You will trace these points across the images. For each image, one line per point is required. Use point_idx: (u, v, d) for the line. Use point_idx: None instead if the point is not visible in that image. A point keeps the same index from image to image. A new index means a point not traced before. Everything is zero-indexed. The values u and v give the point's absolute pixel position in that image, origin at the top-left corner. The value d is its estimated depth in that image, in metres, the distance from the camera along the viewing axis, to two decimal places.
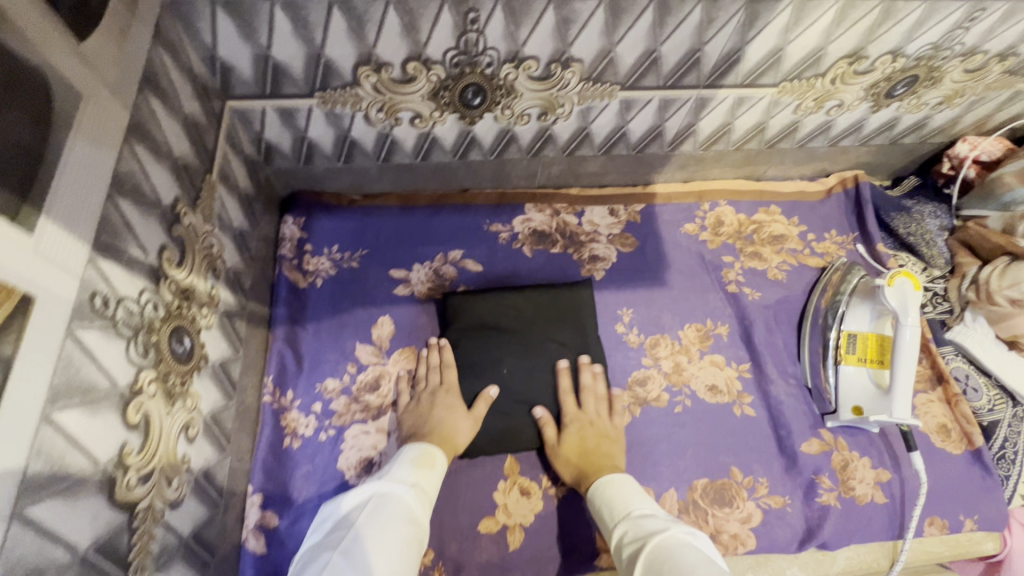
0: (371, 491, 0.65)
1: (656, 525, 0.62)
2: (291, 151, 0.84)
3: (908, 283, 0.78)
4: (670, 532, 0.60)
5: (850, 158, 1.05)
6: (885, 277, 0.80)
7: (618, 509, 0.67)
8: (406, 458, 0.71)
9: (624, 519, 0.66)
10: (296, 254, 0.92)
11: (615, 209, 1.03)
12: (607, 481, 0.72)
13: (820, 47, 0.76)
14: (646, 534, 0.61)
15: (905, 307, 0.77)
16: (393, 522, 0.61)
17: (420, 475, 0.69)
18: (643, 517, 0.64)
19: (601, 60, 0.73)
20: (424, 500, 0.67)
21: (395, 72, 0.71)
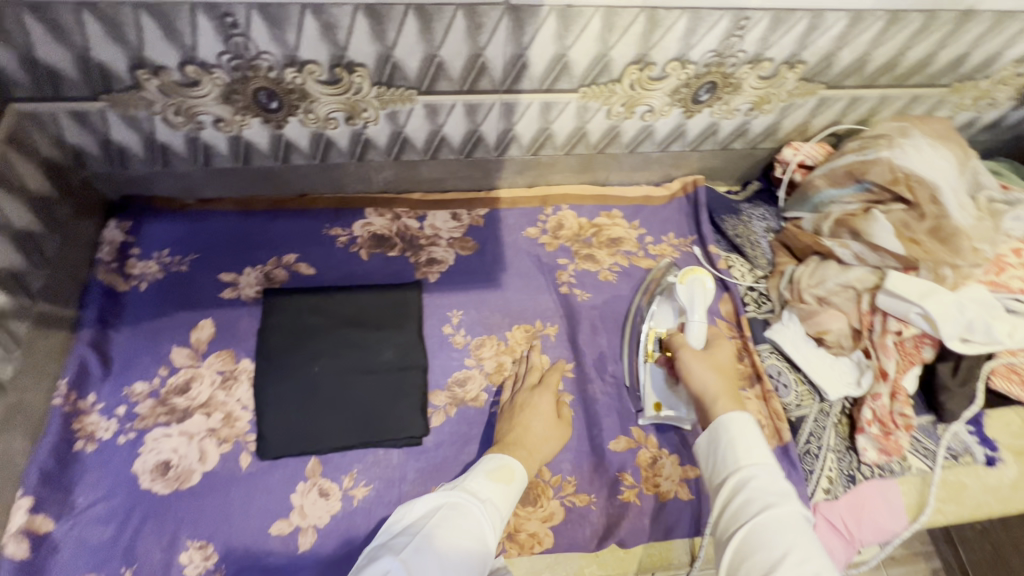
0: (447, 499, 0.66)
1: (780, 488, 0.60)
2: (102, 154, 0.85)
3: (698, 278, 0.83)
4: (793, 508, 0.58)
5: (689, 164, 1.08)
6: (680, 276, 0.84)
7: (745, 454, 0.64)
8: (482, 469, 0.72)
9: (741, 467, 0.63)
10: (118, 258, 0.92)
11: (457, 213, 1.05)
12: (743, 417, 0.67)
13: (603, 53, 0.79)
14: (775, 497, 0.59)
15: (694, 300, 0.82)
16: (466, 534, 0.62)
17: (499, 490, 0.70)
18: (773, 476, 0.62)
19: (384, 65, 0.75)
20: (494, 517, 0.67)
21: (176, 75, 0.73)
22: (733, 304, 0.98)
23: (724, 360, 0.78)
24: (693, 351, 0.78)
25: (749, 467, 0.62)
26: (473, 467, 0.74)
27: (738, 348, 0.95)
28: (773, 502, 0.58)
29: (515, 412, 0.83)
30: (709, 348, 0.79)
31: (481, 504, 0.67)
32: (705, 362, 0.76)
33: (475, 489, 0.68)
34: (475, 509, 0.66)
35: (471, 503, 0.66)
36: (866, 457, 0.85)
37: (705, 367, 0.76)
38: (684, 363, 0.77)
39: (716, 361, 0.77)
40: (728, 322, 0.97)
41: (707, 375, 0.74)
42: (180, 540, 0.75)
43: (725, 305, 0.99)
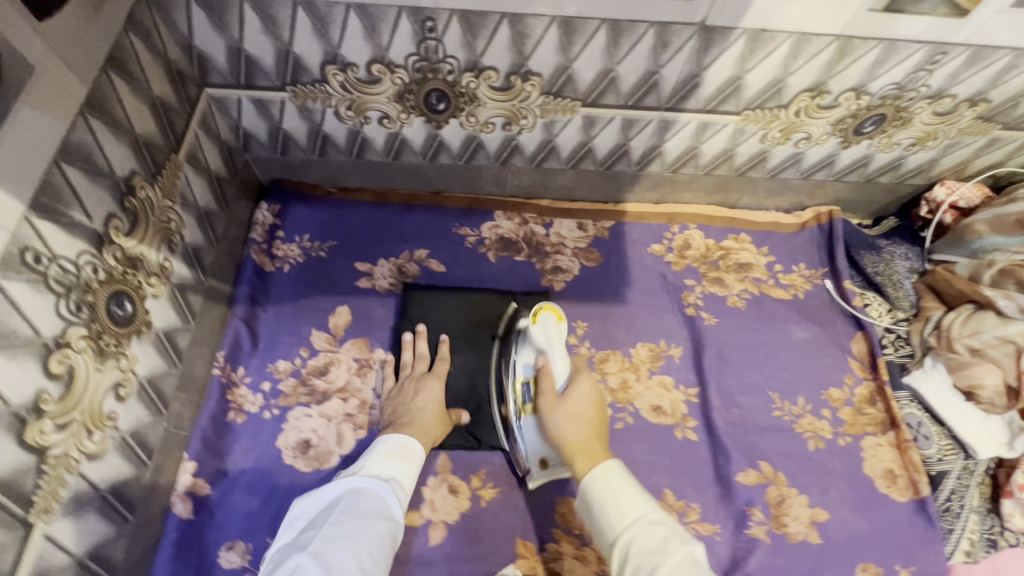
0: (343, 490, 0.69)
1: (660, 541, 0.57)
2: (267, 140, 0.88)
3: (551, 316, 0.78)
4: (678, 561, 0.54)
5: (826, 193, 1.05)
6: (533, 315, 0.77)
7: (630, 509, 0.60)
8: (380, 451, 0.74)
9: (626, 527, 0.59)
10: (267, 239, 0.96)
11: (583, 223, 1.05)
12: (616, 470, 0.63)
13: (780, 79, 0.77)
14: (657, 553, 0.56)
15: (552, 341, 0.77)
16: (370, 518, 0.65)
17: (401, 470, 0.72)
18: (654, 527, 0.58)
19: (559, 75, 0.76)
20: (399, 495, 0.70)
21: (361, 72, 0.75)
22: (868, 344, 0.94)
23: (591, 411, 0.73)
24: (550, 403, 0.74)
25: (633, 521, 0.59)
26: (371, 447, 0.76)
27: (872, 392, 0.92)
28: (673, 551, 0.55)
29: (404, 399, 0.82)
30: (566, 391, 0.74)
31: (384, 485, 0.70)
32: (569, 412, 0.73)
33: (375, 471, 0.71)
34: (372, 491, 0.69)
35: (375, 487, 0.69)
36: (1012, 523, 0.81)
37: (572, 417, 0.72)
38: (552, 417, 0.72)
39: (576, 410, 0.73)
40: (861, 362, 0.94)
41: (583, 426, 0.71)
42: None
43: (858, 344, 0.95)
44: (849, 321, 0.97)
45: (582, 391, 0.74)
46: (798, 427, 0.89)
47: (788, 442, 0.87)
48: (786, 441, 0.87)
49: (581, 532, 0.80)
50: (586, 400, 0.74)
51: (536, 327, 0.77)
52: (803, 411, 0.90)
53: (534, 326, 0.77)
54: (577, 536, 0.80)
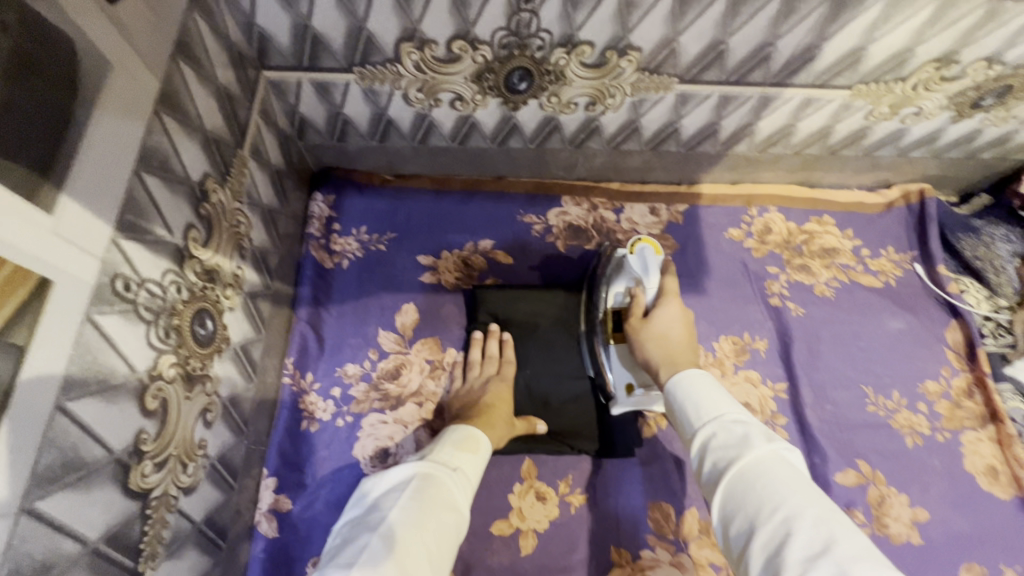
0: (415, 471, 0.58)
1: (740, 437, 0.52)
2: (325, 126, 0.81)
3: (650, 248, 0.74)
4: (758, 457, 0.50)
5: (917, 170, 0.97)
6: (629, 244, 0.74)
7: (706, 409, 0.57)
8: (449, 439, 0.64)
9: (703, 425, 0.56)
10: (324, 233, 0.90)
11: (656, 207, 0.98)
12: (694, 375, 0.61)
13: (908, 48, 0.68)
14: (736, 448, 0.51)
15: (651, 268, 0.73)
16: (444, 512, 0.55)
17: (469, 461, 0.63)
18: (735, 425, 0.54)
19: (662, 49, 0.67)
20: (465, 487, 0.60)
21: (440, 50, 0.67)
22: (965, 333, 0.90)
23: (675, 336, 0.70)
24: (636, 325, 0.72)
25: (709, 420, 0.55)
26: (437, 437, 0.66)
27: (969, 383, 0.87)
28: (755, 446, 0.51)
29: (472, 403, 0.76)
30: (656, 315, 0.71)
31: (452, 475, 0.59)
32: (657, 332, 0.70)
33: (443, 460, 0.61)
34: (445, 478, 0.58)
35: (443, 476, 0.59)
36: None
37: (663, 337, 0.69)
38: (639, 335, 0.71)
39: (664, 333, 0.70)
40: (957, 353, 0.89)
41: (671, 345, 0.69)
42: None
43: (954, 333, 0.90)
44: (943, 310, 0.92)
45: (673, 316, 0.71)
46: (894, 423, 0.84)
47: (885, 439, 0.83)
48: (883, 439, 0.83)
49: (676, 538, 0.76)
50: (675, 323, 0.70)
51: (634, 255, 0.73)
52: (898, 406, 0.85)
53: (631, 254, 0.73)
54: (672, 541, 0.76)
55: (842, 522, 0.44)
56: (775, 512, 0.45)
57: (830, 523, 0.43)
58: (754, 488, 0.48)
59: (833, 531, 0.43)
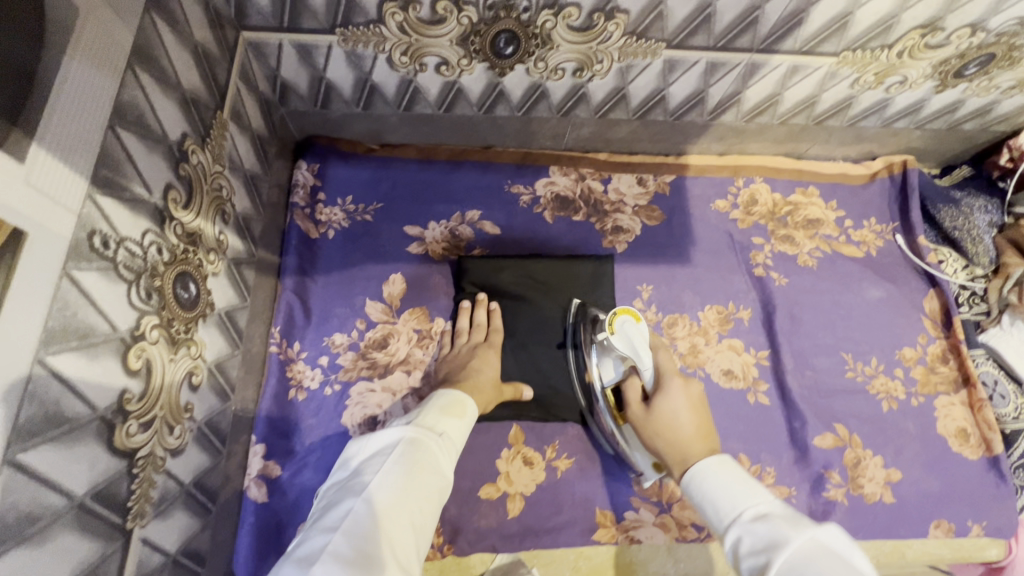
0: (399, 435, 0.58)
1: (767, 536, 0.48)
2: (308, 92, 0.79)
3: (629, 319, 0.73)
4: (789, 555, 0.45)
5: (900, 142, 0.98)
6: (608, 324, 0.73)
7: (728, 508, 0.53)
8: (436, 404, 0.64)
9: (731, 525, 0.52)
10: (310, 202, 0.89)
11: (643, 178, 0.97)
12: (708, 468, 0.58)
13: (893, 14, 0.68)
14: (764, 552, 0.47)
15: (636, 344, 0.72)
16: (429, 475, 0.55)
17: (455, 426, 0.62)
18: (758, 522, 0.50)
19: (649, 12, 0.67)
20: (450, 451, 0.60)
21: (424, 11, 0.65)
22: (942, 302, 0.92)
23: (686, 423, 0.65)
24: (639, 416, 0.70)
25: (732, 522, 0.52)
26: (424, 400, 0.66)
27: (944, 350, 0.90)
28: (782, 542, 0.46)
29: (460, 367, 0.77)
30: (654, 404, 0.68)
31: (437, 439, 0.59)
32: (661, 422, 0.67)
33: (429, 424, 0.60)
34: (431, 443, 0.58)
35: (427, 440, 0.58)
36: None
37: (664, 433, 0.66)
38: (645, 430, 0.68)
39: (665, 425, 0.66)
40: (934, 320, 0.91)
41: (675, 428, 0.65)
42: None
43: (931, 301, 0.92)
44: (921, 279, 0.94)
45: (674, 400, 0.67)
46: (871, 388, 0.87)
47: (862, 404, 0.86)
48: (860, 403, 0.86)
49: (659, 499, 0.78)
50: (677, 408, 0.66)
51: (616, 336, 0.72)
52: (876, 371, 0.88)
53: (613, 334, 0.72)
54: (655, 503, 0.78)
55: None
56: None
57: None
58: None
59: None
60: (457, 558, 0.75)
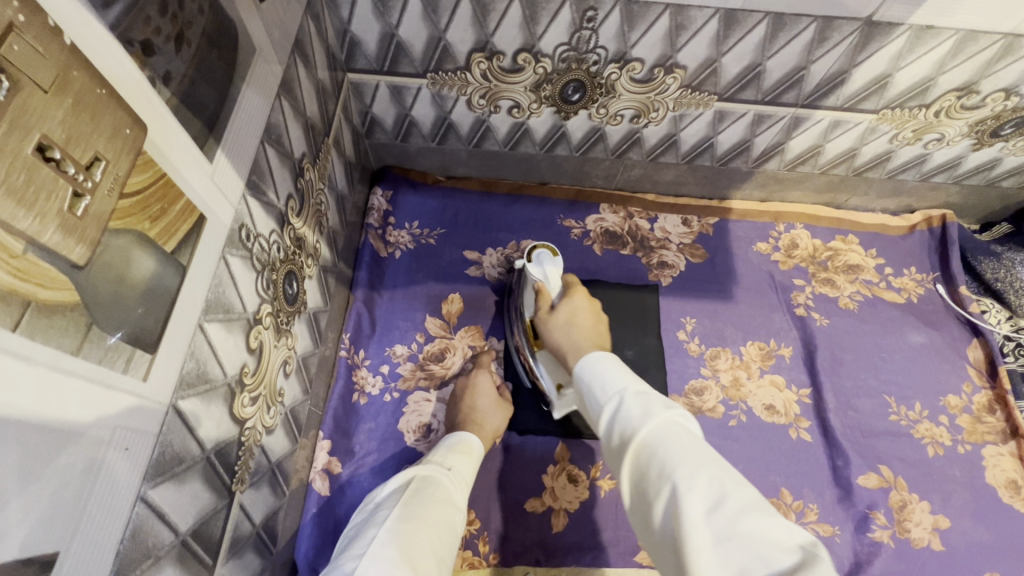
0: (413, 473, 0.65)
1: (640, 409, 0.54)
2: (392, 126, 0.90)
3: (546, 252, 0.81)
4: (658, 426, 0.51)
5: (939, 196, 1.02)
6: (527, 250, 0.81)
7: (612, 383, 0.58)
8: (444, 446, 0.71)
9: (612, 401, 0.57)
10: (382, 224, 0.98)
11: (688, 218, 1.04)
12: (603, 360, 0.63)
13: (930, 78, 0.75)
14: (636, 422, 0.53)
15: (550, 272, 0.79)
16: (443, 507, 0.60)
17: (465, 462, 0.69)
18: (636, 398, 0.55)
19: (704, 69, 0.75)
20: (461, 485, 0.66)
21: (506, 61, 0.75)
22: (986, 352, 0.93)
23: (583, 320, 0.73)
24: (544, 317, 0.75)
25: (615, 394, 0.57)
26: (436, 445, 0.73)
27: (990, 400, 0.90)
28: (654, 419, 0.52)
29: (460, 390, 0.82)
30: (560, 305, 0.75)
31: (447, 473, 0.65)
32: (562, 320, 0.73)
33: (441, 460, 0.68)
34: (443, 477, 0.64)
35: (438, 475, 0.65)
36: None
37: (569, 321, 0.73)
38: (548, 327, 0.74)
39: (571, 317, 0.73)
40: (979, 370, 0.93)
41: (576, 325, 0.72)
42: None
43: (975, 351, 0.94)
44: (964, 328, 0.95)
45: (578, 305, 0.75)
46: (916, 433, 0.87)
47: (907, 447, 0.86)
48: (904, 447, 0.86)
49: None
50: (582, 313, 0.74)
51: (531, 263, 0.80)
52: (920, 417, 0.89)
53: (529, 262, 0.80)
54: None
55: (730, 479, 0.45)
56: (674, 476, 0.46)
57: (723, 485, 0.45)
58: (656, 455, 0.49)
59: (722, 489, 0.44)
60: (501, 569, 0.77)
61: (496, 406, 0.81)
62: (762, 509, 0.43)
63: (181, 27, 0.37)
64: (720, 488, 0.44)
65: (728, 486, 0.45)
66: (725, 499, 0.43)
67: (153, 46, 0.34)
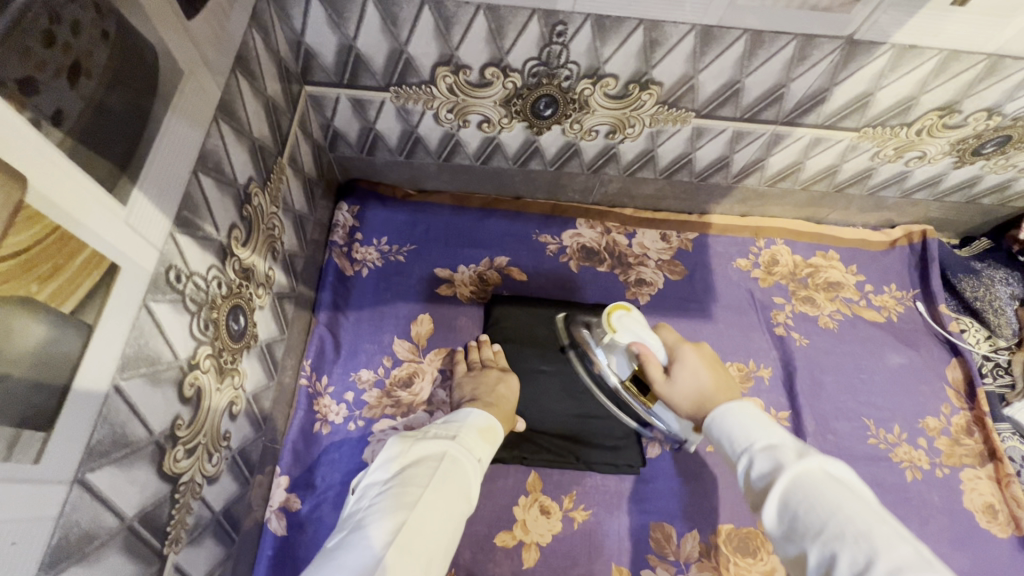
0: (410, 451, 0.61)
1: (773, 466, 0.50)
2: (356, 140, 0.85)
3: (621, 311, 0.71)
4: (798, 482, 0.47)
5: (920, 212, 1.01)
6: (607, 322, 0.71)
7: (741, 437, 0.55)
8: (473, 425, 0.68)
9: (742, 457, 0.53)
10: (347, 241, 0.93)
11: (667, 234, 1.01)
12: (727, 409, 0.58)
13: (912, 97, 0.72)
14: (771, 480, 0.49)
15: (641, 333, 0.69)
16: (441, 486, 0.57)
17: (468, 435, 0.66)
18: (767, 453, 0.52)
19: (681, 85, 0.72)
20: (464, 461, 0.62)
21: (473, 75, 0.71)
22: (965, 371, 0.92)
23: (702, 380, 0.65)
24: (659, 384, 0.68)
25: (742, 451, 0.54)
26: (456, 417, 0.70)
27: (968, 421, 0.89)
28: (790, 475, 0.48)
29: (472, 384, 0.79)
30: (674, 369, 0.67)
31: (450, 450, 0.62)
32: (686, 391, 0.65)
33: (442, 434, 0.65)
34: (467, 463, 0.62)
35: (439, 453, 0.61)
36: None
37: (693, 386, 0.65)
38: (672, 397, 0.67)
39: (692, 382, 0.65)
40: (957, 390, 0.91)
41: (701, 387, 0.64)
42: None
43: (953, 371, 0.92)
44: (943, 347, 0.94)
45: (687, 364, 0.67)
46: (894, 456, 0.86)
47: (885, 472, 0.84)
48: (883, 471, 0.85)
49: (677, 559, 0.77)
50: (698, 371, 0.66)
51: (618, 332, 0.70)
52: (899, 439, 0.87)
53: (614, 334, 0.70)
54: (673, 562, 0.77)
55: (883, 534, 0.41)
56: (824, 541, 0.43)
57: (873, 539, 0.41)
58: (801, 514, 0.45)
59: (873, 545, 0.41)
60: None
61: (500, 392, 0.78)
62: (929, 565, 0.39)
63: (76, 56, 0.33)
64: (872, 547, 0.40)
65: (884, 541, 0.41)
66: (878, 558, 0.40)
67: (38, 85, 0.30)
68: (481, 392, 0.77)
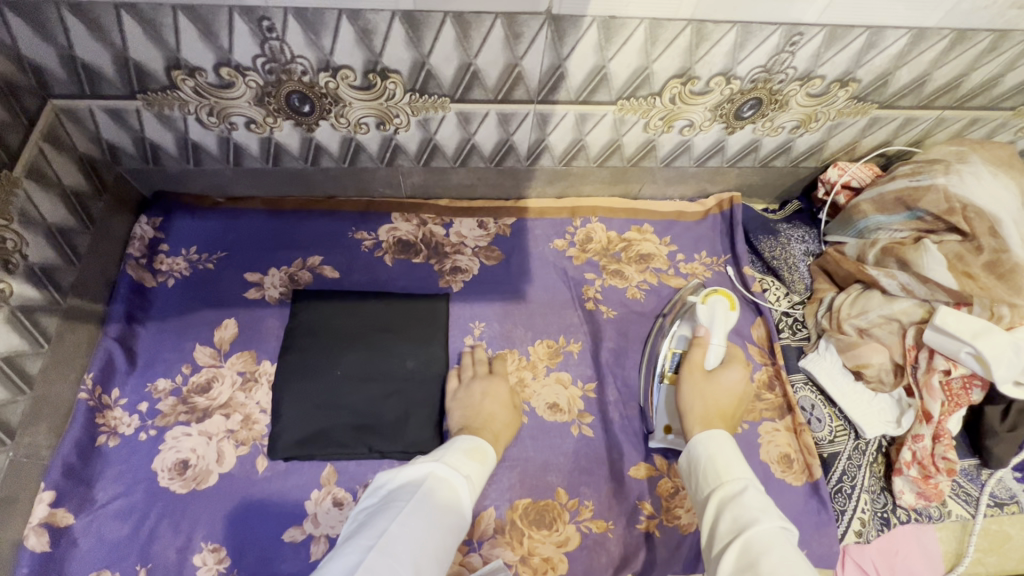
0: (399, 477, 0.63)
1: (760, 504, 0.57)
2: (136, 151, 0.86)
3: (721, 301, 0.86)
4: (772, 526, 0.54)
5: (727, 180, 1.04)
6: (703, 295, 0.87)
7: (733, 472, 0.62)
8: (458, 448, 0.70)
9: (726, 486, 0.61)
10: (147, 253, 0.92)
11: (484, 221, 1.02)
12: (719, 433, 0.68)
13: (644, 66, 0.76)
14: (755, 513, 0.56)
15: (715, 318, 0.85)
16: (421, 507, 0.59)
17: (469, 464, 0.68)
18: (757, 492, 0.59)
19: (418, 71, 0.74)
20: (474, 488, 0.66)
21: (210, 77, 0.72)
22: (766, 329, 0.94)
23: (725, 397, 0.76)
24: (695, 377, 0.79)
25: (732, 484, 0.61)
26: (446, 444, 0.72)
27: (770, 376, 0.90)
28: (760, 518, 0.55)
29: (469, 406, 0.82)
30: (716, 376, 0.79)
31: (434, 472, 0.64)
32: (720, 388, 0.78)
33: (455, 464, 0.66)
34: (452, 482, 0.64)
35: (427, 475, 0.64)
36: (902, 500, 0.82)
37: (702, 394, 0.76)
38: (686, 388, 0.78)
39: (716, 395, 0.77)
40: (762, 347, 0.93)
41: (710, 398, 0.75)
42: (194, 540, 0.75)
43: (758, 329, 0.95)
44: (750, 307, 0.97)
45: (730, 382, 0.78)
46: None
47: None
48: None
49: (470, 538, 0.78)
50: (729, 387, 0.78)
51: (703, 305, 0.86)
52: None
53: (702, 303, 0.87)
54: (465, 542, 0.77)
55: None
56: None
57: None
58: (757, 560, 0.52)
59: None
60: None
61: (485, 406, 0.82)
62: None
63: None
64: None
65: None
66: None
67: None
68: (472, 416, 0.81)
